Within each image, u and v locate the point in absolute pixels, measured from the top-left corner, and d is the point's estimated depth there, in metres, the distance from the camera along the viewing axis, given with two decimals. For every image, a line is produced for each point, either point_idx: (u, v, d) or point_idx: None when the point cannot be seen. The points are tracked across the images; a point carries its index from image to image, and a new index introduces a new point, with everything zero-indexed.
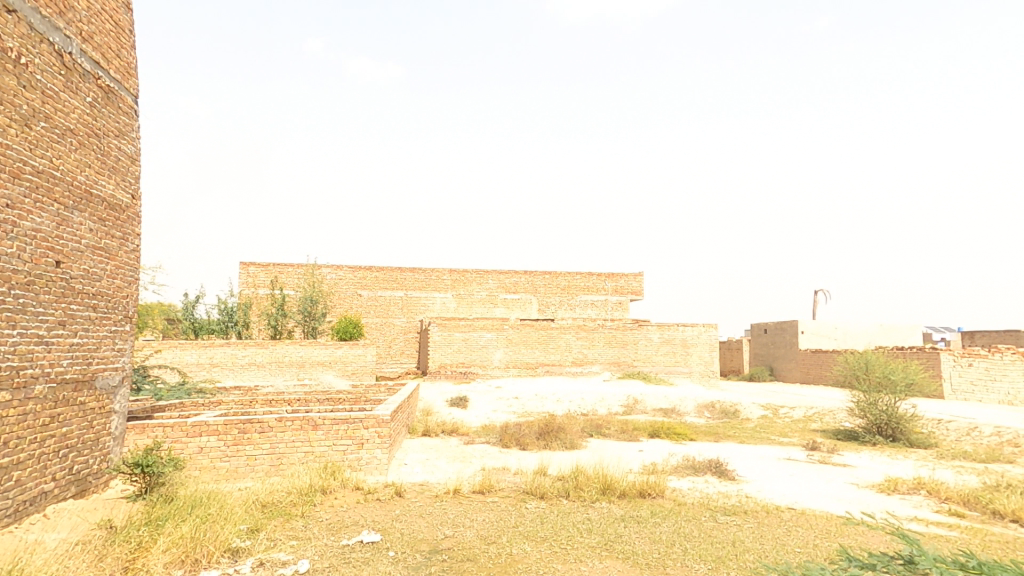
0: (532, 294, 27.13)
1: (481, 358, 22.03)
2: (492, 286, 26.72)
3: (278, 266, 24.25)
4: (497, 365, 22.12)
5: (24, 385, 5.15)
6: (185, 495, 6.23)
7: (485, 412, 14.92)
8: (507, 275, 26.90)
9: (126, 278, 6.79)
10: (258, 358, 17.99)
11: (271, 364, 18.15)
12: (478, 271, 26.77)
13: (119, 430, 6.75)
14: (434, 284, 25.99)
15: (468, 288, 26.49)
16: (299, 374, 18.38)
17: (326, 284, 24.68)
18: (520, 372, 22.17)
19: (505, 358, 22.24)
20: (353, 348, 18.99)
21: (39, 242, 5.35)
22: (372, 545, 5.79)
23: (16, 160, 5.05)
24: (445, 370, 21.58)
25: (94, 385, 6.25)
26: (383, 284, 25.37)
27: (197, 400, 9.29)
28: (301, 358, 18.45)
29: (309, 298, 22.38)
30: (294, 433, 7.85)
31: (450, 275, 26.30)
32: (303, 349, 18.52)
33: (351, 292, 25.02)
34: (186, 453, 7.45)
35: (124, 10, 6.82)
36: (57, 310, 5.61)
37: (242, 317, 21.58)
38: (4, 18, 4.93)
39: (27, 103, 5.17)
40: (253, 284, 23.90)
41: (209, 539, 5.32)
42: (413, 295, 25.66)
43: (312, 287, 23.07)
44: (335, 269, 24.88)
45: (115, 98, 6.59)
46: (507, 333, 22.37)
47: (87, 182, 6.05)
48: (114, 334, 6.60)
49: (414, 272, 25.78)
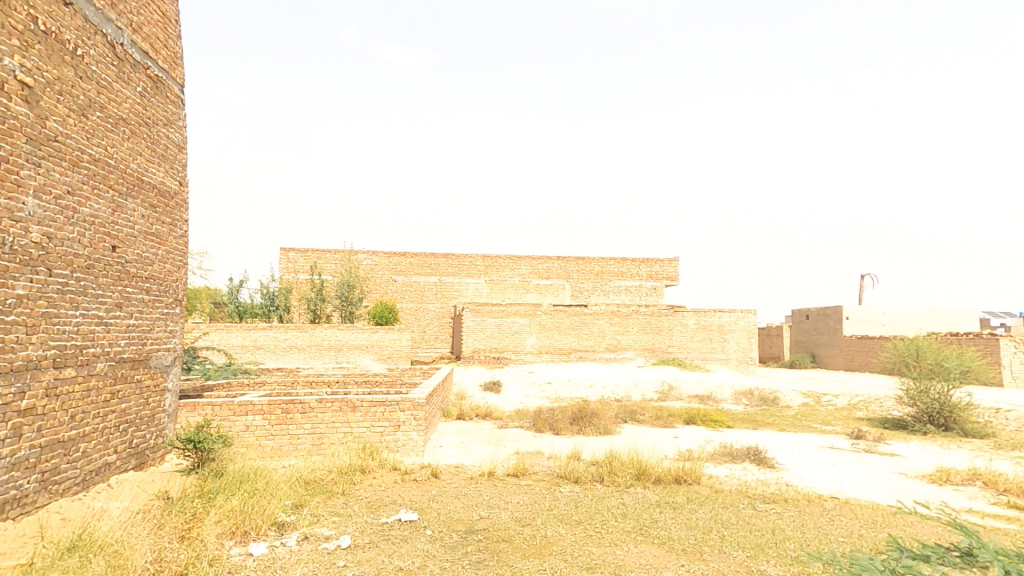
0: (565, 280, 27.04)
1: (514, 344, 22.13)
2: (525, 272, 26.73)
3: (317, 252, 24.86)
4: (530, 351, 22.21)
5: (87, 362, 5.45)
6: (234, 470, 6.53)
7: (518, 396, 15.03)
8: (539, 260, 26.84)
9: (176, 263, 7.08)
10: (299, 342, 18.52)
11: (311, 347, 18.63)
12: (511, 257, 26.77)
13: (172, 407, 7.05)
14: (467, 270, 26.16)
15: (501, 273, 26.57)
16: (337, 357, 18.83)
17: (362, 270, 25.12)
18: (553, 358, 22.18)
19: (538, 343, 22.26)
20: (389, 333, 19.30)
21: (97, 227, 5.61)
22: (410, 524, 5.99)
23: (75, 149, 5.30)
24: (479, 355, 21.79)
25: (149, 364, 6.54)
26: (417, 270, 25.67)
27: (243, 381, 9.62)
28: (339, 342, 18.88)
29: (347, 284, 22.85)
30: (333, 414, 8.03)
31: (483, 261, 26.41)
32: (341, 333, 18.95)
33: (386, 277, 25.41)
34: (234, 431, 7.71)
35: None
36: (114, 292, 5.90)
37: (284, 302, 22.15)
38: (60, 11, 5.10)
39: (84, 94, 5.40)
40: (294, 270, 24.58)
41: (257, 512, 5.73)
42: (447, 280, 25.91)
43: (350, 273, 23.52)
44: (371, 256, 25.30)
45: (163, 88, 6.80)
46: (540, 319, 22.36)
47: (139, 169, 6.29)
48: (166, 316, 6.90)
49: (448, 258, 26.00)
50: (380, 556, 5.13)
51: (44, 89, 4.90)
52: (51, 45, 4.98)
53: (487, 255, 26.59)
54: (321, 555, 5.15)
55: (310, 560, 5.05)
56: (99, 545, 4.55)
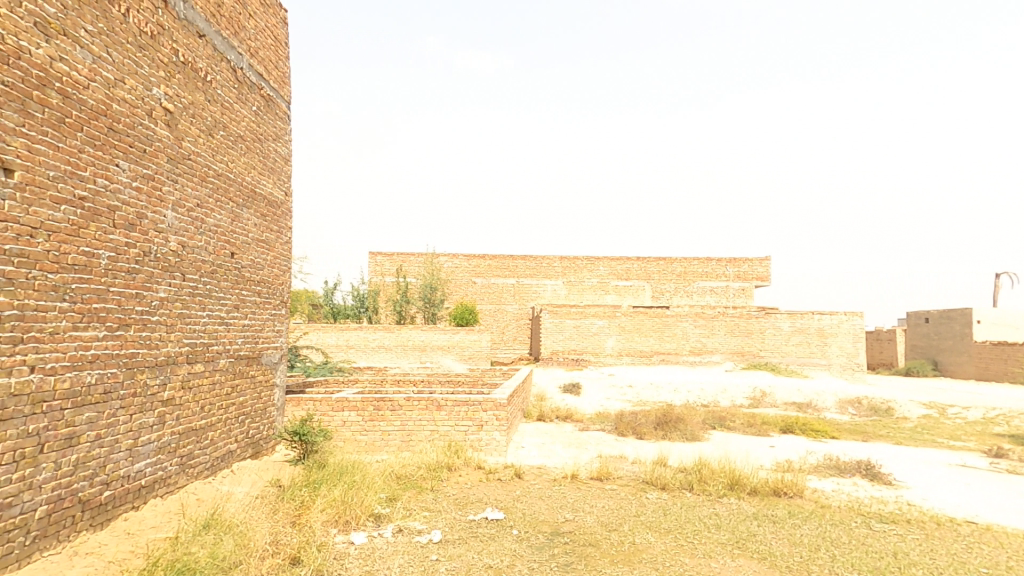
0: (645, 280, 26.45)
1: (593, 346, 21.92)
2: (604, 273, 26.42)
3: (402, 255, 25.98)
4: (609, 353, 21.89)
5: (212, 358, 6.29)
6: (335, 463, 6.93)
7: (598, 399, 14.87)
8: (618, 261, 26.47)
9: (282, 267, 7.73)
10: (386, 342, 19.44)
11: (397, 347, 19.49)
12: (589, 258, 26.55)
13: (280, 401, 7.63)
14: (545, 271, 26.24)
15: (579, 274, 26.42)
16: (421, 357, 19.55)
17: (443, 272, 25.91)
18: (633, 361, 21.73)
19: (617, 345, 21.92)
20: (470, 333, 19.80)
21: (219, 236, 6.41)
22: (496, 522, 6.06)
23: (203, 165, 6.06)
24: (557, 356, 21.79)
25: (262, 361, 7.24)
26: (496, 271, 26.14)
27: (339, 378, 10.24)
28: (423, 342, 19.61)
29: (430, 286, 23.86)
30: (420, 412, 8.30)
31: (561, 262, 26.35)
32: (425, 333, 19.64)
33: (466, 279, 26.06)
34: (332, 425, 8.20)
35: (282, 24, 7.61)
36: (233, 294, 6.72)
37: (372, 303, 23.35)
38: (196, 43, 5.81)
39: (211, 115, 6.11)
40: (381, 272, 25.77)
41: (356, 503, 6.04)
42: (525, 281, 26.15)
43: (432, 276, 24.44)
44: (451, 258, 26.01)
45: (274, 106, 7.37)
46: (620, 321, 22.00)
47: (253, 182, 6.94)
48: (275, 317, 7.58)
49: (525, 259, 26.22)
50: (470, 553, 5.22)
51: (181, 113, 5.69)
52: (187, 73, 5.73)
53: (565, 256, 26.58)
54: (414, 548, 5.35)
55: (405, 551, 5.26)
56: (225, 524, 5.18)
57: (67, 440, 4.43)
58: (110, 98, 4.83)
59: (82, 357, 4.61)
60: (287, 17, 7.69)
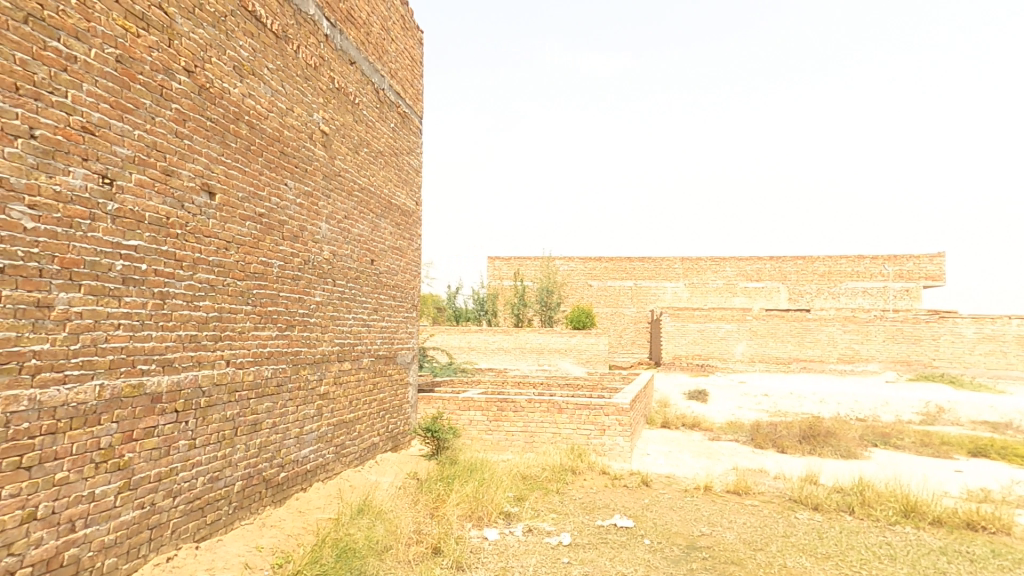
0: (781, 282, 25.24)
1: (721, 351, 20.92)
2: (731, 274, 25.61)
3: (519, 259, 27.01)
4: (739, 359, 20.74)
5: (356, 357, 7.11)
6: (464, 460, 7.20)
7: (728, 407, 13.99)
8: (747, 261, 25.42)
9: (413, 273, 8.38)
10: (505, 344, 20.04)
11: (516, 349, 20.04)
12: (713, 259, 25.93)
13: (413, 399, 8.35)
14: (664, 273, 26.21)
15: (702, 276, 25.93)
16: (539, 360, 19.86)
17: (560, 275, 26.69)
18: (767, 367, 20.30)
19: (748, 351, 20.70)
20: (586, 337, 19.76)
21: (361, 244, 7.12)
22: (626, 530, 5.84)
23: (351, 181, 6.80)
24: (680, 361, 21.00)
25: (397, 361, 7.98)
26: (612, 274, 26.40)
27: (463, 378, 10.70)
28: (540, 345, 19.91)
29: (546, 289, 24.28)
30: (542, 414, 8.35)
31: (683, 264, 26.05)
32: (543, 336, 19.94)
33: (582, 282, 26.64)
34: (460, 424, 8.53)
35: (418, 46, 8.40)
36: (372, 297, 7.42)
37: (491, 307, 24.19)
38: (348, 69, 6.55)
39: (357, 135, 6.83)
40: (499, 277, 27.11)
41: (488, 500, 6.20)
42: (643, 285, 26.26)
43: (548, 279, 24.99)
44: (567, 261, 26.77)
45: (408, 122, 8.06)
46: (750, 325, 20.76)
47: (389, 194, 7.60)
48: (407, 319, 8.25)
49: (644, 262, 26.21)
50: (602, 559, 5.09)
51: (335, 134, 6.44)
52: (340, 98, 6.49)
53: (685, 257, 25.94)
54: (545, 549, 5.33)
55: (537, 551, 5.27)
56: (372, 509, 5.69)
57: (252, 426, 5.43)
58: (282, 125, 5.65)
59: (260, 353, 5.51)
60: (421, 39, 8.48)
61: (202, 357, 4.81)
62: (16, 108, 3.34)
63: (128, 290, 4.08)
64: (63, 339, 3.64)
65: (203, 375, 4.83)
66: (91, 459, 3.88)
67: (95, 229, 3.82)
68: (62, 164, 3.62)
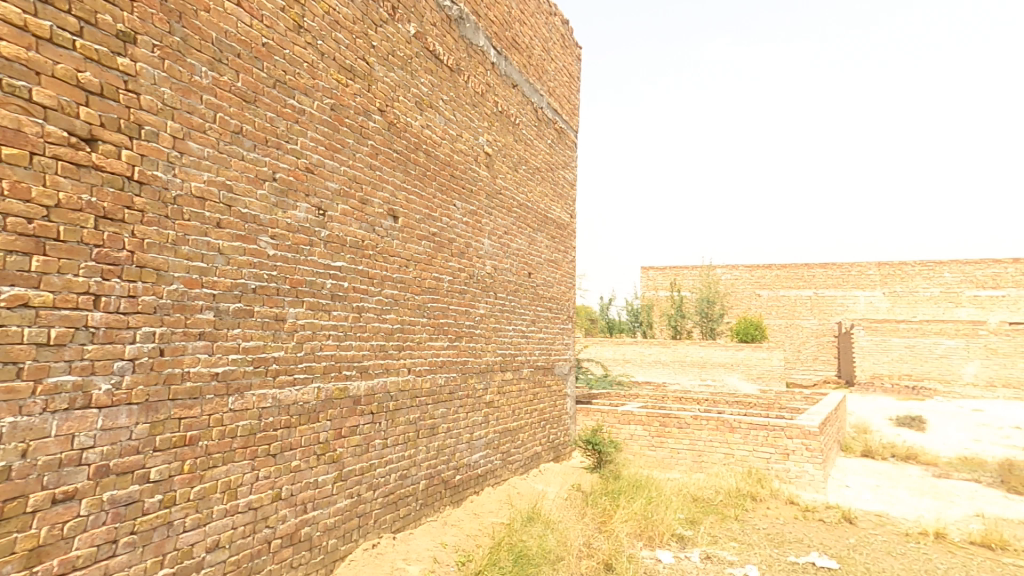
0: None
1: (946, 373, 18.92)
2: (955, 277, 23.78)
3: (675, 269, 27.31)
4: (969, 382, 18.56)
5: (517, 368, 7.35)
6: (628, 475, 6.95)
7: (957, 438, 11.61)
8: (975, 266, 23.65)
9: (569, 284, 8.60)
10: (663, 357, 19.32)
11: (675, 363, 19.20)
12: (929, 262, 24.44)
13: (571, 410, 8.45)
14: (855, 282, 25.09)
15: (907, 284, 24.38)
16: (702, 374, 18.82)
17: (723, 284, 27.34)
18: (1013, 392, 17.77)
19: (982, 372, 18.46)
20: (757, 351, 18.21)
21: (520, 258, 7.42)
22: (829, 572, 5.02)
23: (512, 198, 7.19)
24: (884, 380, 19.36)
25: (556, 371, 8.17)
26: (788, 282, 26.10)
27: (620, 392, 10.54)
28: (702, 359, 18.91)
29: (707, 300, 23.57)
30: (711, 432, 7.75)
31: (880, 270, 24.82)
32: (704, 349, 18.93)
33: (750, 292, 26.86)
34: (621, 437, 8.30)
35: (575, 62, 9.03)
36: (530, 309, 7.63)
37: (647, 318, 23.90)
38: (510, 92, 7.10)
39: (517, 153, 7.27)
40: (654, 286, 27.62)
41: (659, 521, 5.87)
42: (827, 293, 25.43)
43: (709, 289, 24.40)
44: (730, 270, 27.27)
45: (564, 137, 8.57)
46: (985, 340, 18.46)
47: (545, 208, 7.96)
48: (563, 330, 8.43)
49: (825, 270, 25.62)
50: None
51: (498, 156, 6.90)
52: (503, 120, 7.00)
53: (884, 262, 25.00)
54: None
55: None
56: (541, 518, 5.73)
57: (431, 429, 5.86)
58: (452, 150, 6.15)
59: (435, 362, 5.97)
60: (579, 56, 9.11)
61: (389, 364, 5.34)
62: (267, 158, 4.09)
63: (335, 305, 4.71)
64: (293, 348, 4.31)
65: (390, 381, 5.35)
66: (314, 451, 4.51)
67: (313, 254, 4.48)
68: (292, 200, 4.29)
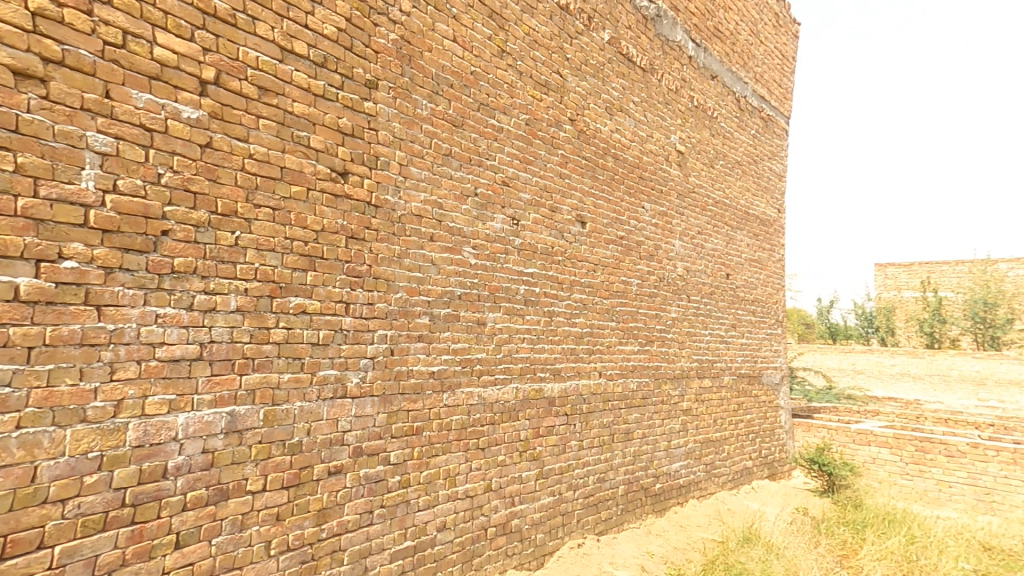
0: None
1: None
2: None
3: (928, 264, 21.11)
4: None
5: (716, 375, 6.75)
6: (875, 506, 6.02)
7: None
8: None
9: (775, 286, 7.89)
10: (912, 370, 15.89)
11: (931, 377, 15.61)
12: None
13: (788, 424, 7.79)
14: None
15: None
16: (979, 393, 14.76)
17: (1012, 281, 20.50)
18: None
19: None
20: None
21: (716, 259, 6.95)
22: None
23: (706, 196, 6.82)
24: None
25: (762, 380, 7.43)
26: None
27: (851, 408, 9.98)
28: (978, 375, 15.01)
29: (983, 301, 19.20)
30: (1002, 466, 6.83)
31: None
32: (980, 363, 15.12)
33: None
34: (859, 459, 7.95)
35: (790, 41, 8.39)
36: (730, 313, 7.08)
37: (884, 323, 21.17)
38: (709, 84, 6.85)
39: (713, 149, 6.94)
40: (895, 287, 21.60)
41: (931, 568, 4.63)
42: None
43: (988, 287, 19.52)
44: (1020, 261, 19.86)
45: (772, 125, 8.01)
46: None
47: (747, 205, 7.47)
48: (769, 336, 7.69)
49: None
50: None
51: (693, 153, 6.62)
52: (700, 115, 6.74)
53: None
54: None
55: None
56: (762, 543, 4.99)
57: (626, 434, 5.67)
58: (642, 153, 6.02)
59: (626, 366, 5.77)
60: (794, 33, 8.44)
61: (580, 367, 5.34)
62: (471, 175, 4.45)
63: (528, 310, 4.91)
64: (494, 351, 4.60)
65: (583, 384, 5.34)
66: (517, 447, 4.73)
67: (509, 261, 4.74)
68: (491, 212, 4.61)
